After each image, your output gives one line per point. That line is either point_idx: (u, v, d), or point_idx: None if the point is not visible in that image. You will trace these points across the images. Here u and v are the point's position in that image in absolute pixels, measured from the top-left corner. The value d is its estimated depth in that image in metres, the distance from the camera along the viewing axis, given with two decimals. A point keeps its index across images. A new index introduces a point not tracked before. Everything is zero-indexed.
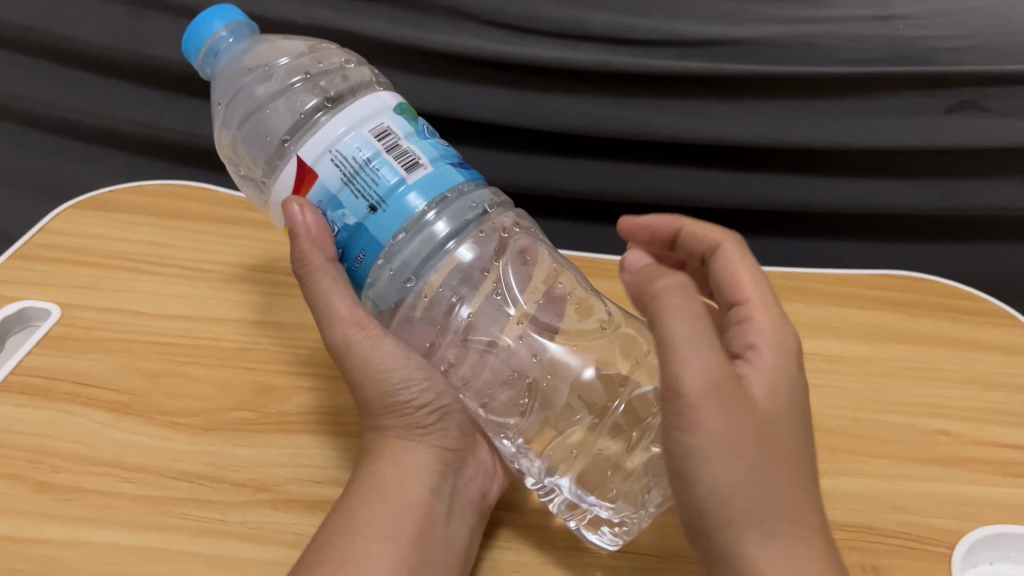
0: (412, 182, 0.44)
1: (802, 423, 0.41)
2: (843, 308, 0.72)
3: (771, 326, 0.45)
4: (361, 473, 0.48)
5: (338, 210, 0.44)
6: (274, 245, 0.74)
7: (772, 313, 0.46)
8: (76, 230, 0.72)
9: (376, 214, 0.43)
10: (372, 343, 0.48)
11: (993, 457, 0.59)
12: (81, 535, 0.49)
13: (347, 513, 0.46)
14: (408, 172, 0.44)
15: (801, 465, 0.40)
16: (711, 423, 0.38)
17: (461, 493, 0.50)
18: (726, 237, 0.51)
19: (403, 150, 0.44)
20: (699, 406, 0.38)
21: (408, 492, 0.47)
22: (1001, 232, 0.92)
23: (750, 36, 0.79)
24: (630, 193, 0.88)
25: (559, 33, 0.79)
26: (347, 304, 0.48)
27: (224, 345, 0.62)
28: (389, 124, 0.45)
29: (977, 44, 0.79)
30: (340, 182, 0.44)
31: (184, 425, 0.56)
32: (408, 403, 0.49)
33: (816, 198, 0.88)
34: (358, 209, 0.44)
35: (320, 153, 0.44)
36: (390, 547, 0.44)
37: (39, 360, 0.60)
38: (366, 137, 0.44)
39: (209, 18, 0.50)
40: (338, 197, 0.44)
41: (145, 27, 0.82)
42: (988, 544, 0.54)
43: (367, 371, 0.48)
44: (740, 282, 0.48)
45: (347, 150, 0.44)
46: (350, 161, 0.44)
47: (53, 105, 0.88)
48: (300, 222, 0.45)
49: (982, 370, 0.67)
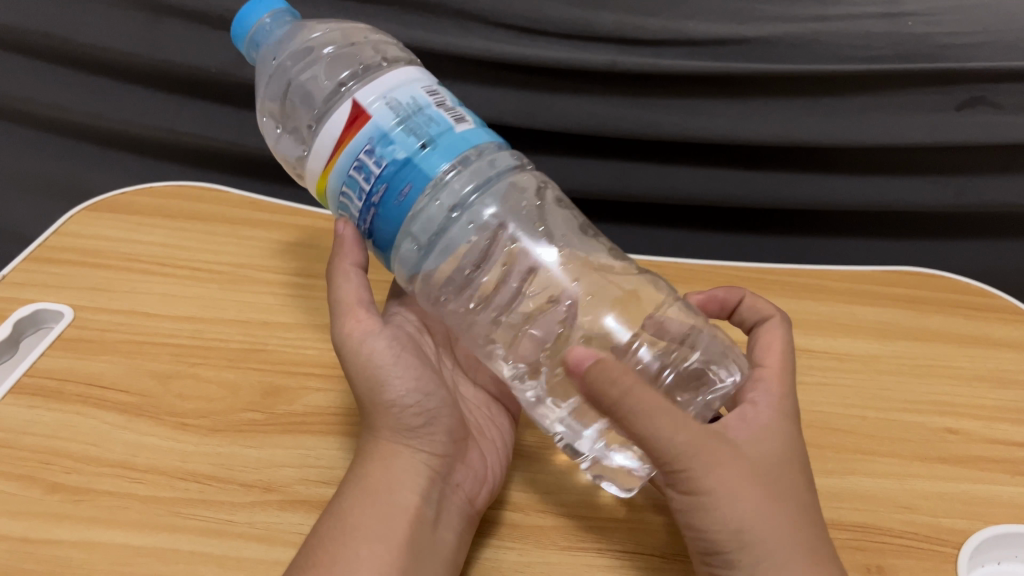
0: (460, 131, 0.46)
1: (795, 471, 0.46)
2: (852, 305, 0.72)
3: (780, 394, 0.50)
4: (352, 476, 0.49)
5: (387, 146, 0.45)
6: (283, 245, 0.74)
7: (784, 381, 0.51)
8: (88, 232, 0.73)
9: (426, 150, 0.44)
10: (363, 336, 0.50)
11: (1003, 455, 0.59)
12: (92, 535, 0.49)
13: (338, 516, 0.46)
14: (456, 122, 0.46)
15: (802, 508, 0.45)
16: (711, 483, 0.42)
17: (449, 499, 0.50)
18: (779, 314, 0.56)
19: (450, 108, 0.47)
20: (695, 464, 0.42)
21: (394, 496, 0.47)
22: (1011, 229, 0.91)
23: (758, 35, 0.78)
24: (638, 193, 0.89)
25: (568, 33, 0.79)
26: (351, 297, 0.52)
27: (234, 345, 0.63)
28: (439, 88, 0.48)
29: (987, 40, 0.78)
30: (393, 121, 0.45)
31: (194, 426, 0.56)
32: (393, 400, 0.50)
33: (824, 196, 0.88)
34: (409, 145, 0.45)
35: (374, 97, 0.46)
36: (380, 549, 0.44)
37: (53, 362, 0.60)
38: (417, 91, 0.46)
39: (254, 7, 0.52)
40: (390, 134, 0.45)
41: (154, 32, 0.82)
42: (996, 543, 0.54)
43: (357, 365, 0.50)
44: (769, 349, 0.53)
45: (400, 98, 0.46)
46: (402, 106, 0.46)
47: (68, 109, 0.89)
48: (341, 233, 0.53)
49: (994, 367, 0.67)
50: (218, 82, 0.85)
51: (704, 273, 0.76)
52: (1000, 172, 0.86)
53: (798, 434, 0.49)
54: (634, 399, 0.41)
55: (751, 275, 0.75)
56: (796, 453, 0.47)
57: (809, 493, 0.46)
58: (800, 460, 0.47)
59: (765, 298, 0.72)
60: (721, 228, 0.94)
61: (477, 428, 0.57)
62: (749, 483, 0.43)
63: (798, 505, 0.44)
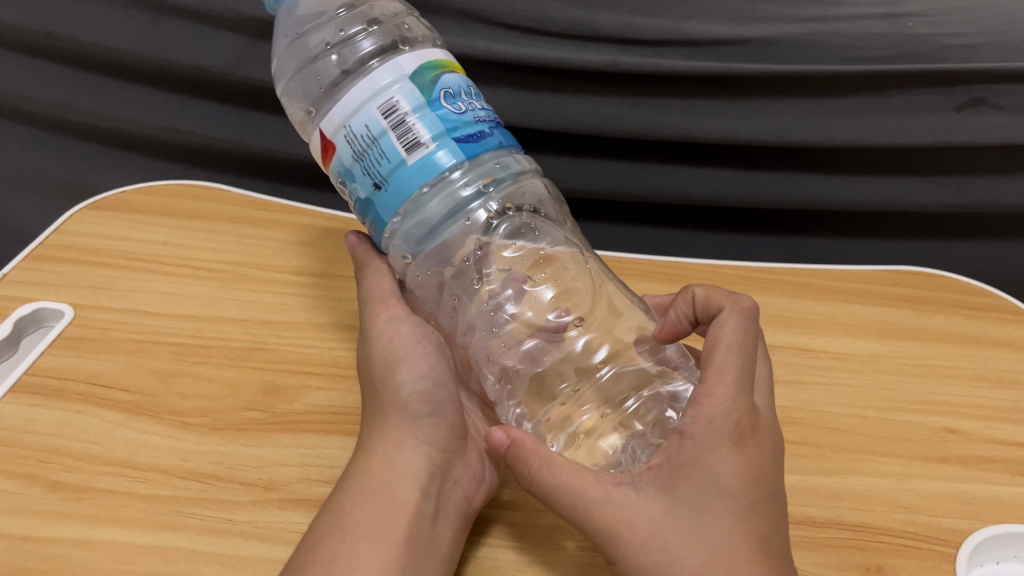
0: (412, 164, 0.45)
1: (726, 504, 0.41)
2: (853, 304, 0.72)
3: (714, 410, 0.42)
4: (354, 469, 0.49)
5: (353, 181, 0.47)
6: (283, 244, 0.74)
7: (728, 392, 0.43)
8: (89, 230, 0.73)
9: (380, 191, 0.46)
10: (389, 316, 0.55)
11: (1003, 456, 0.59)
12: (95, 534, 0.49)
13: (336, 514, 0.46)
14: (408, 154, 0.45)
15: (730, 553, 0.40)
16: (618, 553, 0.42)
17: (447, 496, 0.50)
18: (731, 306, 0.46)
19: (408, 128, 0.45)
20: (608, 534, 0.42)
21: (394, 492, 0.47)
22: (1010, 230, 0.92)
23: (758, 36, 0.78)
24: (638, 194, 0.88)
25: (569, 34, 0.79)
26: (382, 287, 0.57)
27: (235, 344, 0.63)
28: (399, 97, 0.46)
29: (988, 41, 0.79)
30: (351, 157, 0.47)
31: (195, 425, 0.56)
32: (401, 385, 0.51)
33: (823, 197, 0.88)
34: (366, 185, 0.47)
35: (336, 128, 0.47)
36: (379, 547, 0.44)
37: (54, 361, 0.60)
38: (374, 115, 0.46)
39: None
40: (352, 170, 0.47)
41: (158, 31, 0.82)
42: (995, 543, 0.54)
43: (381, 344, 0.54)
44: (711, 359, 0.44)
45: (356, 128, 0.46)
46: (360, 139, 0.46)
47: (68, 108, 0.89)
48: (357, 244, 0.60)
49: (995, 367, 0.67)
50: (219, 81, 0.85)
51: (705, 273, 0.76)
52: (999, 173, 0.86)
53: (741, 452, 0.42)
54: (550, 471, 0.43)
55: (752, 275, 0.75)
56: (726, 484, 0.41)
57: (749, 522, 0.41)
58: (732, 493, 0.41)
59: (765, 297, 0.72)
60: (721, 229, 0.94)
61: (473, 428, 0.57)
62: (652, 545, 0.41)
63: (723, 550, 0.40)
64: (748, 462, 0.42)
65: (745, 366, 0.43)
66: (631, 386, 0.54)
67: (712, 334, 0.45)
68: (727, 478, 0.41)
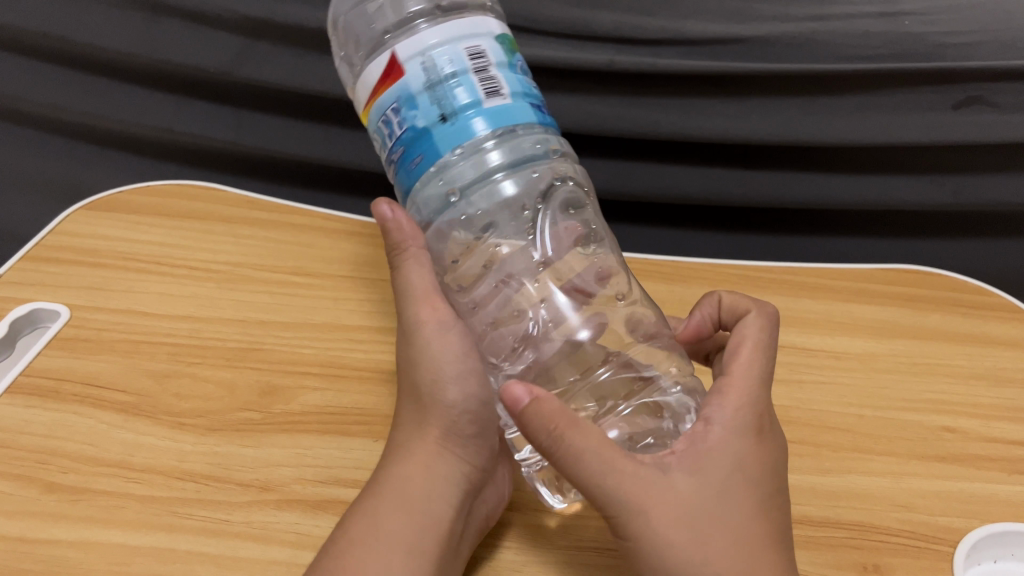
0: (486, 107, 0.45)
1: (747, 489, 0.43)
2: (850, 303, 0.72)
3: (739, 401, 0.45)
4: (389, 474, 0.48)
5: (412, 109, 0.45)
6: (280, 245, 0.74)
7: (752, 386, 0.46)
8: (85, 231, 0.73)
9: (444, 123, 0.45)
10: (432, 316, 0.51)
11: (1001, 454, 0.59)
12: (90, 535, 0.49)
13: (368, 520, 0.46)
14: (486, 97, 0.45)
15: (750, 536, 0.41)
16: (638, 529, 0.40)
17: (473, 514, 0.50)
18: (757, 308, 0.52)
19: (490, 76, 0.46)
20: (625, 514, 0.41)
21: (433, 506, 0.47)
22: (1007, 228, 0.92)
23: (756, 35, 0.78)
24: (635, 193, 0.88)
25: (566, 34, 0.79)
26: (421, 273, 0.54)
27: (231, 345, 0.63)
28: (484, 47, 0.47)
29: (984, 40, 0.79)
30: (422, 85, 0.45)
31: (191, 425, 0.56)
32: (453, 402, 0.49)
33: (821, 195, 0.88)
34: (430, 113, 0.45)
35: (413, 53, 0.45)
36: (410, 561, 0.44)
37: (50, 362, 0.60)
38: (459, 53, 0.46)
39: None
40: (416, 97, 0.45)
41: (156, 30, 0.82)
42: (993, 542, 0.54)
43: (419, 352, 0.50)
44: (738, 359, 0.47)
45: (437, 57, 0.45)
46: (438, 70, 0.45)
47: (64, 108, 0.88)
48: None
49: (991, 365, 0.67)
50: (216, 80, 0.85)
51: (702, 272, 0.76)
52: (997, 171, 0.86)
53: (761, 444, 0.44)
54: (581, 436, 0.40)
55: (750, 274, 0.75)
56: (747, 472, 0.43)
57: (763, 513, 0.42)
58: (752, 481, 0.43)
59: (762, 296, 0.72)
60: (718, 228, 0.94)
61: None
62: (682, 524, 0.40)
63: (744, 535, 0.41)
64: (767, 456, 0.44)
65: (764, 367, 0.47)
66: (630, 388, 0.53)
67: (739, 332, 0.50)
68: (749, 465, 0.43)
